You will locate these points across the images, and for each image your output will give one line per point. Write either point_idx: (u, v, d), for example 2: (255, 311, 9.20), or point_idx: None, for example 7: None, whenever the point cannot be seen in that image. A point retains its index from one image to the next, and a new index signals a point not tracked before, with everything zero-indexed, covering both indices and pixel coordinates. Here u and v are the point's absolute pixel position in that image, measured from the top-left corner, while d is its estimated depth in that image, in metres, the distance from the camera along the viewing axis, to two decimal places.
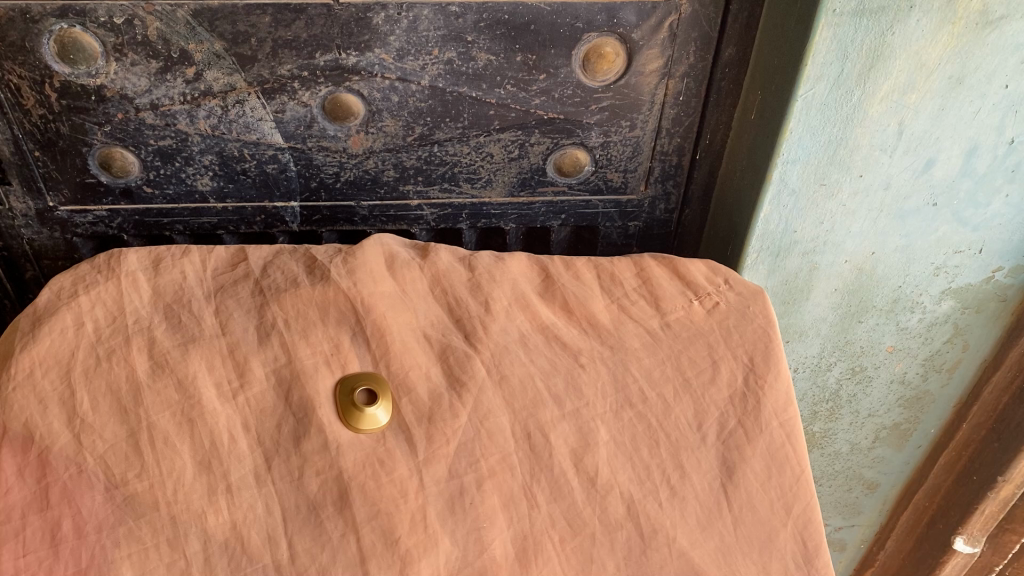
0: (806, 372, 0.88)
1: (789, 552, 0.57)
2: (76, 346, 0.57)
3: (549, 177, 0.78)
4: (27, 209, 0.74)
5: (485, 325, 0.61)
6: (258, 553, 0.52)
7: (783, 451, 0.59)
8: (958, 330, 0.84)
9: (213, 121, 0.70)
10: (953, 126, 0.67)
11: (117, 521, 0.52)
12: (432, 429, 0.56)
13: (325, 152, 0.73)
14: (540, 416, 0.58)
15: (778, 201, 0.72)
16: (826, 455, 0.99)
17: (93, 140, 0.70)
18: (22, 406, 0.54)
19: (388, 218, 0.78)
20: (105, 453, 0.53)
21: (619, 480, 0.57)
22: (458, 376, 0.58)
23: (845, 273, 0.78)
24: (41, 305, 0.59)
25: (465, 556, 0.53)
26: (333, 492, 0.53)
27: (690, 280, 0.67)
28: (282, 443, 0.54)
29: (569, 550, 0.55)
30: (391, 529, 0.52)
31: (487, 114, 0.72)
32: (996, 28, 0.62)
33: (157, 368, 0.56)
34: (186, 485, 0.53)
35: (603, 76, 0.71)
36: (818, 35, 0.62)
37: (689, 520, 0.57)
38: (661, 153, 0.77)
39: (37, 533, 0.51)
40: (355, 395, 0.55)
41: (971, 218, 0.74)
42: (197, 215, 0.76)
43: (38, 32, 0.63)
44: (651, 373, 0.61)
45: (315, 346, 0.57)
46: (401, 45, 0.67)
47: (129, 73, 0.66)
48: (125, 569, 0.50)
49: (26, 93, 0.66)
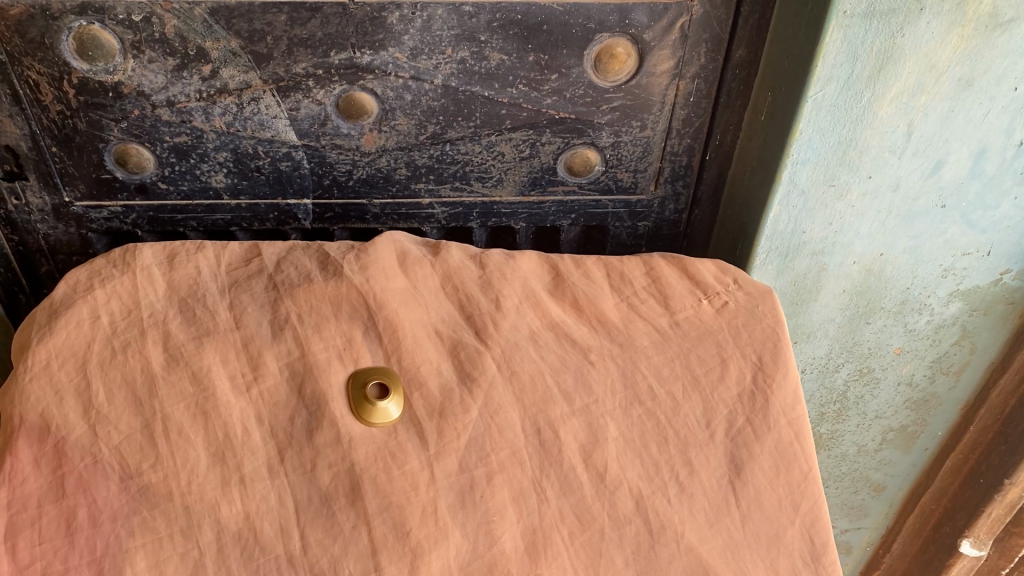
0: (814, 373, 0.88)
1: (797, 550, 0.58)
2: (91, 339, 0.58)
3: (559, 177, 0.78)
4: (43, 204, 0.74)
5: (496, 322, 0.62)
6: (270, 544, 0.52)
7: (791, 449, 0.60)
8: (966, 332, 0.85)
9: (229, 118, 0.71)
10: (962, 128, 0.68)
11: (132, 511, 0.52)
12: (443, 423, 0.56)
13: (338, 150, 0.74)
14: (550, 413, 0.58)
15: (788, 202, 0.72)
16: (832, 457, 0.99)
17: (109, 136, 0.71)
18: (38, 396, 0.55)
19: (400, 216, 0.79)
20: (120, 444, 0.54)
21: (628, 476, 0.58)
22: (469, 372, 0.59)
23: (854, 274, 0.78)
24: (58, 298, 0.60)
25: (475, 549, 0.53)
26: (345, 484, 0.54)
27: (699, 279, 0.67)
28: (295, 435, 0.55)
29: (578, 544, 0.55)
30: (402, 521, 0.53)
31: (499, 113, 0.73)
32: (1006, 31, 0.63)
33: (172, 361, 0.57)
34: (200, 476, 0.53)
35: (614, 76, 0.72)
36: (828, 36, 0.62)
37: (698, 516, 0.57)
38: (671, 153, 0.78)
39: (53, 522, 0.52)
40: (367, 389, 0.56)
41: (980, 220, 0.74)
42: (211, 211, 0.77)
43: (57, 29, 0.64)
44: (660, 371, 0.62)
45: (327, 340, 0.58)
46: (415, 45, 0.68)
47: (146, 70, 0.67)
48: (140, 559, 0.51)
49: (44, 88, 0.67)
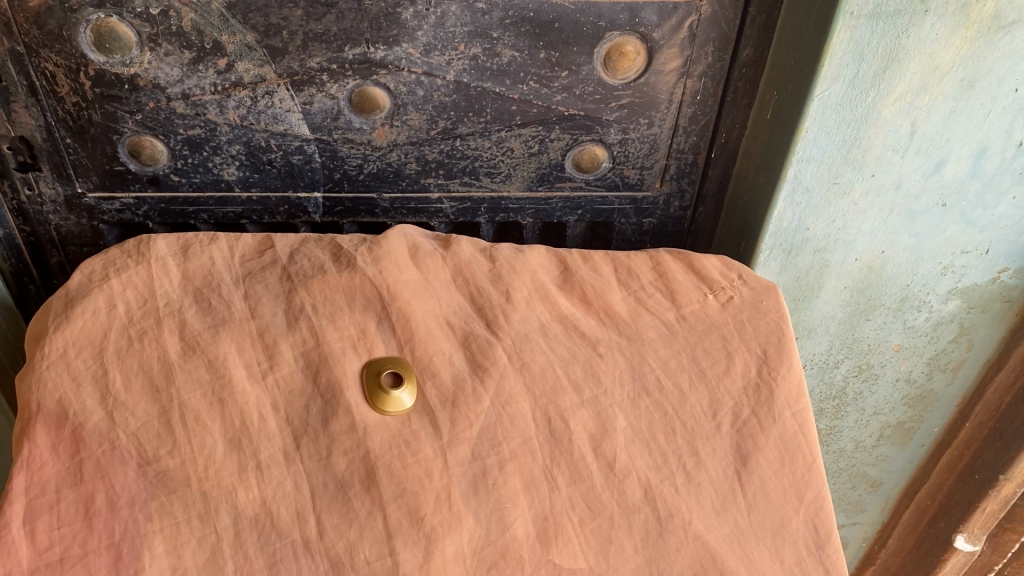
0: (815, 369, 0.89)
1: (801, 537, 0.59)
2: (108, 327, 0.58)
3: (566, 173, 0.80)
4: (56, 195, 0.75)
5: (506, 314, 0.63)
6: (287, 529, 0.53)
7: (795, 440, 0.61)
8: (963, 329, 0.86)
9: (243, 111, 0.71)
10: (964, 127, 0.69)
11: (150, 496, 0.53)
12: (456, 412, 0.57)
13: (350, 144, 0.75)
14: (560, 403, 0.60)
15: (792, 200, 0.74)
16: (830, 452, 1.00)
17: (124, 128, 0.71)
18: (56, 383, 0.56)
19: (408, 211, 0.80)
20: (138, 431, 0.54)
21: (637, 465, 0.59)
22: (481, 362, 0.60)
23: (855, 272, 0.79)
24: (74, 288, 0.61)
25: (488, 534, 0.54)
26: (360, 471, 0.55)
27: (704, 274, 0.69)
28: (311, 423, 0.56)
29: (588, 531, 0.57)
30: (416, 507, 0.54)
31: (510, 110, 0.74)
32: (1008, 33, 0.64)
33: (188, 350, 0.58)
34: (216, 462, 0.54)
35: (623, 74, 0.73)
36: (835, 36, 0.64)
37: (705, 505, 0.59)
38: (677, 151, 0.79)
39: (71, 506, 0.52)
40: (382, 377, 0.57)
41: (980, 219, 0.76)
42: (223, 204, 0.77)
43: (75, 21, 0.65)
44: (667, 363, 0.63)
45: (341, 330, 0.59)
46: (428, 40, 0.69)
47: (162, 63, 0.68)
48: (158, 543, 0.52)
49: (61, 80, 0.68)
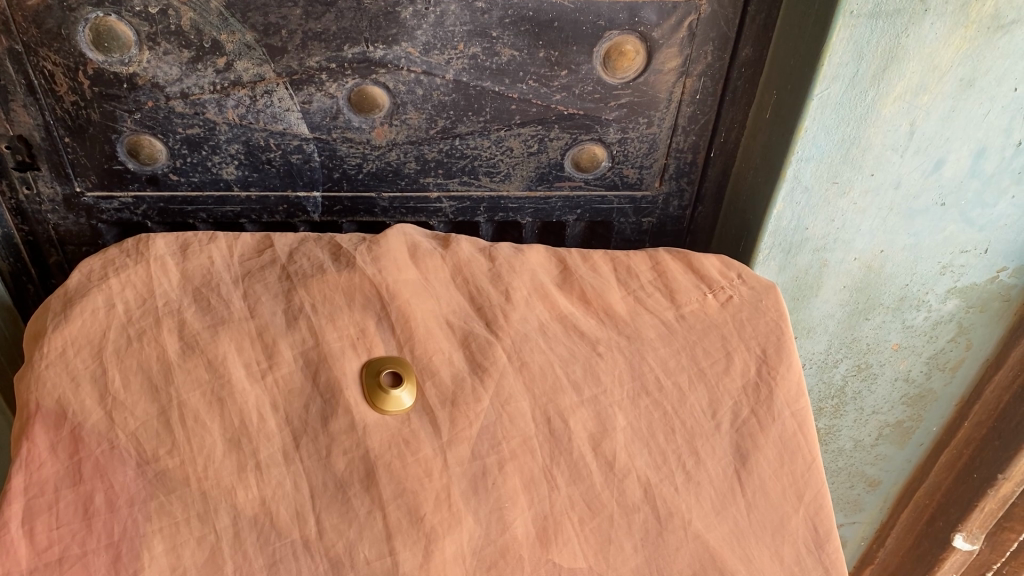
0: (814, 368, 0.89)
1: (800, 537, 0.59)
2: (107, 326, 0.58)
3: (566, 172, 0.80)
4: (54, 194, 0.75)
5: (505, 313, 0.63)
6: (286, 528, 0.53)
7: (795, 440, 0.61)
8: (962, 329, 0.86)
9: (242, 110, 0.71)
10: (963, 127, 0.69)
11: (150, 496, 0.53)
12: (456, 411, 0.57)
13: (349, 144, 0.75)
14: (559, 402, 0.60)
15: (791, 199, 0.74)
16: (829, 452, 1.00)
17: (122, 127, 0.71)
18: (55, 382, 0.56)
19: (408, 210, 0.80)
20: (137, 430, 0.54)
21: (637, 465, 0.59)
22: (480, 362, 0.60)
23: (854, 271, 0.79)
24: (73, 287, 0.61)
25: (487, 534, 0.54)
26: (360, 471, 0.54)
27: (703, 273, 0.69)
28: (310, 422, 0.56)
29: (588, 531, 0.57)
30: (416, 506, 0.54)
31: (509, 109, 0.74)
32: (1007, 32, 0.64)
33: (187, 349, 0.57)
34: (216, 462, 0.54)
35: (623, 73, 0.73)
36: (835, 35, 0.64)
37: (704, 504, 0.59)
38: (676, 150, 0.79)
39: (70, 506, 0.52)
40: (381, 376, 0.57)
41: (979, 218, 0.76)
42: (222, 203, 0.77)
43: (74, 20, 0.65)
44: (667, 363, 0.63)
45: (341, 329, 0.59)
46: (428, 40, 0.69)
47: (161, 62, 0.68)
48: (158, 543, 0.52)
49: (59, 79, 0.68)
